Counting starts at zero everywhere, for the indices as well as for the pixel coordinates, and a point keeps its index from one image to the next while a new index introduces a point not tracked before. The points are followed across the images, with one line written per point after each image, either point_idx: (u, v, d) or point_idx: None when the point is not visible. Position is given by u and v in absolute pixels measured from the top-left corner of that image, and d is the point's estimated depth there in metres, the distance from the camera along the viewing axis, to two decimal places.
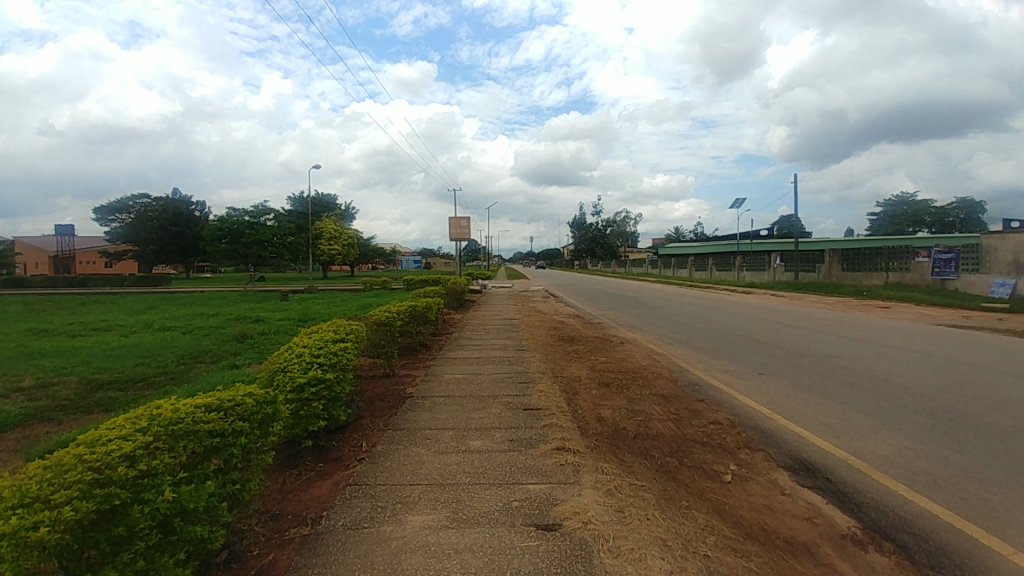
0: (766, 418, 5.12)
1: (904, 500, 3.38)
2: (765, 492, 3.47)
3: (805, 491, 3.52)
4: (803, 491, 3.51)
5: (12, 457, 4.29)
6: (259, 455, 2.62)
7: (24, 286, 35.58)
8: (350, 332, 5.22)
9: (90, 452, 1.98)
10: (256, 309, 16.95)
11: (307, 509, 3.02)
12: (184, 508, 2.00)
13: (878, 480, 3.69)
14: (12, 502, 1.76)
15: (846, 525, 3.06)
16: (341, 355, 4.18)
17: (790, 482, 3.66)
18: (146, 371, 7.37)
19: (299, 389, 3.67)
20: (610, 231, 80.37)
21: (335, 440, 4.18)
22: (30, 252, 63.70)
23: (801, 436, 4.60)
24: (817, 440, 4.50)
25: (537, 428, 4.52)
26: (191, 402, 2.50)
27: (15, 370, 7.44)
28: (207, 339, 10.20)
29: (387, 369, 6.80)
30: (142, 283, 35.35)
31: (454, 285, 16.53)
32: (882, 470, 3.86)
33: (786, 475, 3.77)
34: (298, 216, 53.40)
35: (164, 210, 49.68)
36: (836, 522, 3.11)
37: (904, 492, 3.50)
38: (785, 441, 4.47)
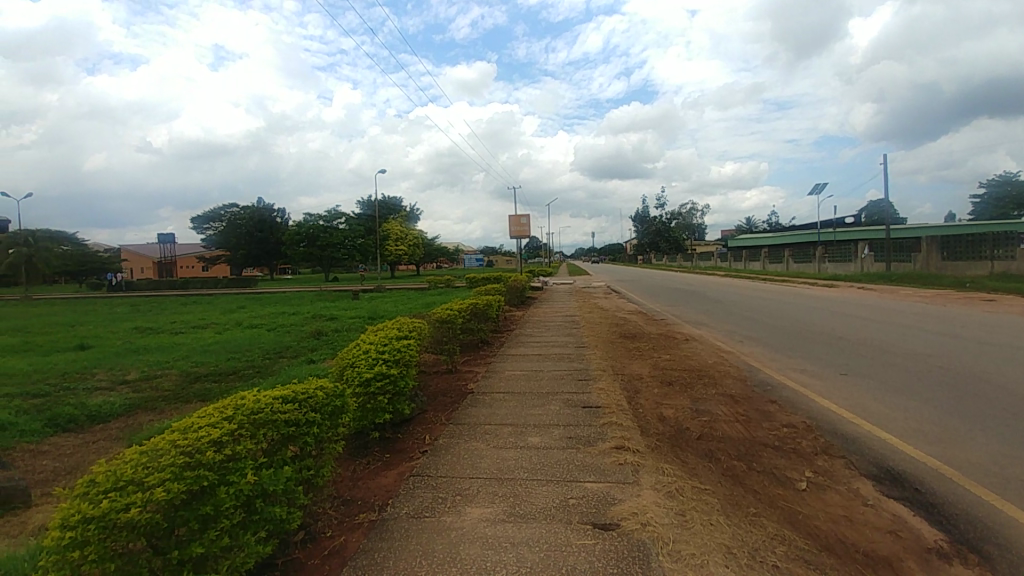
0: (845, 421, 4.75)
1: (994, 511, 3.04)
2: (842, 501, 3.23)
3: (889, 502, 3.22)
4: (886, 502, 3.22)
5: (119, 443, 4.92)
6: (331, 444, 2.85)
7: (135, 288, 40.46)
8: (414, 329, 5.43)
9: (182, 439, 2.22)
10: (331, 308, 18.11)
11: (375, 496, 3.22)
12: (265, 490, 2.22)
13: (966, 489, 3.32)
14: (110, 484, 1.95)
15: (931, 537, 2.79)
16: (405, 352, 4.39)
17: (871, 491, 3.38)
18: (236, 364, 8.14)
19: (366, 383, 3.87)
20: (675, 225, 77.80)
21: (400, 432, 4.39)
22: (141, 259, 71.67)
23: (883, 442, 4.22)
24: (901, 446, 4.11)
25: (596, 426, 4.48)
26: (270, 394, 2.74)
27: (126, 364, 8.49)
28: (288, 335, 11.10)
29: (449, 365, 7.03)
30: (233, 285, 38.98)
31: (516, 283, 16.77)
32: (972, 478, 3.47)
33: (867, 484, 3.48)
34: (367, 220, 56.48)
35: (251, 217, 54.22)
36: (922, 534, 2.83)
37: (995, 502, 3.14)
38: (865, 447, 4.12)
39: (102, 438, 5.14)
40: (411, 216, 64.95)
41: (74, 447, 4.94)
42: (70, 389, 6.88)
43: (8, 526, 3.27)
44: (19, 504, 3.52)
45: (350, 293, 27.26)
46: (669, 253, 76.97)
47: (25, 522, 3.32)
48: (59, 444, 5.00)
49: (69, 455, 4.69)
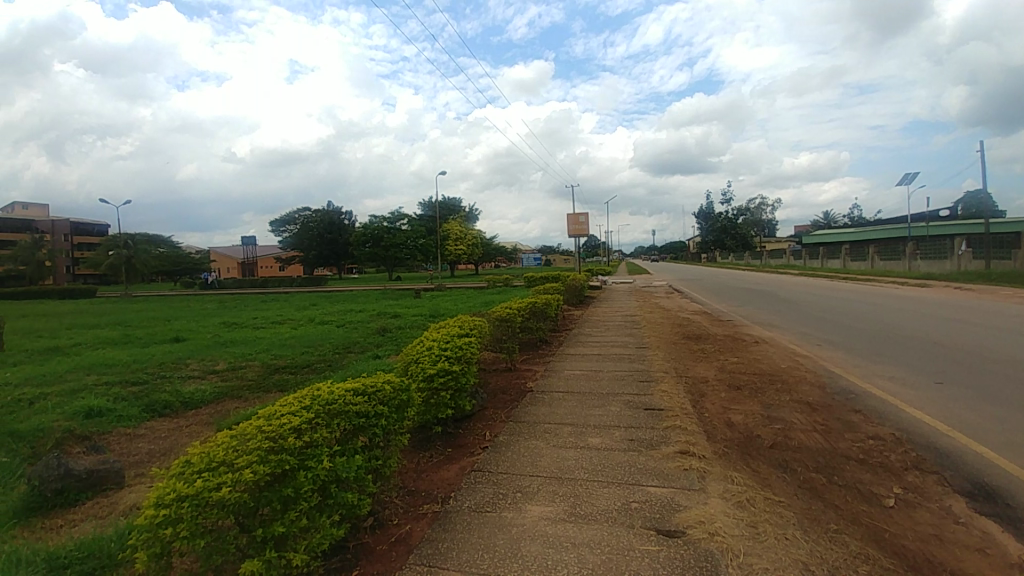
0: (935, 432, 4.33)
1: None
2: (931, 518, 2.95)
3: (983, 521, 2.93)
4: (980, 521, 2.93)
5: (210, 427, 5.41)
6: (397, 436, 2.97)
7: (221, 286, 44.31)
8: (475, 327, 5.54)
9: (266, 425, 2.40)
10: (395, 306, 18.84)
11: (438, 488, 3.31)
12: (339, 476, 2.36)
13: None
14: (204, 464, 2.13)
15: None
16: (466, 349, 4.49)
17: (962, 508, 3.08)
18: (310, 357, 8.70)
19: (430, 379, 3.99)
20: (743, 221, 73.83)
21: (461, 427, 4.48)
22: (228, 260, 78.34)
23: (981, 457, 3.80)
24: (1001, 462, 3.69)
25: (659, 428, 4.35)
26: (343, 386, 2.90)
27: (216, 355, 9.33)
28: (356, 332, 11.70)
29: (509, 363, 7.10)
30: (305, 283, 41.61)
31: (574, 281, 16.65)
32: None
33: (958, 501, 3.17)
34: (428, 221, 58.31)
35: (322, 220, 57.59)
36: (1009, 551, 2.63)
37: None
38: (959, 462, 3.74)
39: (193, 423, 5.65)
40: (470, 216, 66.06)
41: (168, 431, 5.46)
42: (170, 377, 7.68)
43: (98, 507, 3.43)
44: (112, 485, 3.74)
45: (412, 292, 28.24)
46: (736, 250, 73.09)
47: (115, 502, 3.49)
48: (156, 428, 5.56)
49: (163, 438, 5.18)
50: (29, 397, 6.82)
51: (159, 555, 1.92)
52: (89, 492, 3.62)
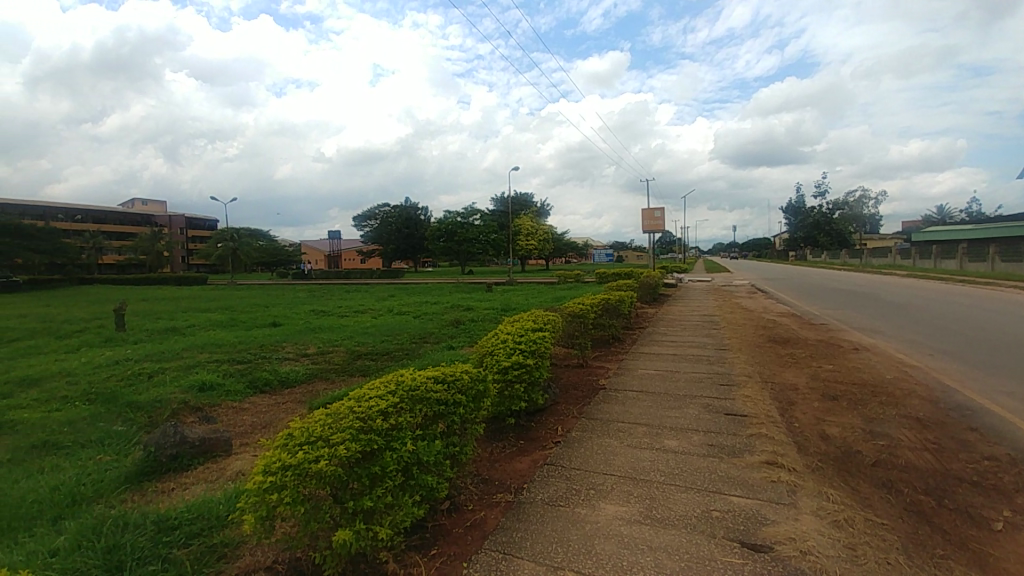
0: None
1: None
2: None
3: None
4: None
5: (302, 406, 5.90)
6: (473, 425, 3.07)
7: (311, 276, 48.05)
8: (548, 322, 5.55)
9: (357, 406, 2.57)
10: (468, 299, 19.36)
11: (512, 479, 3.36)
12: (420, 459, 2.48)
13: None
14: (303, 438, 2.32)
15: None
16: (540, 344, 4.52)
17: None
18: (390, 345, 9.20)
19: (504, 371, 4.06)
20: (839, 216, 67.42)
21: (534, 421, 4.52)
22: (317, 253, 84.70)
23: None
24: None
25: (742, 436, 4.10)
26: (424, 373, 3.03)
27: (307, 340, 10.15)
28: (432, 323, 12.19)
29: (580, 360, 7.03)
30: (384, 276, 44.00)
31: (648, 278, 16.14)
32: None
33: None
34: (500, 216, 59.21)
35: (400, 216, 60.39)
36: None
37: None
38: None
39: (288, 400, 6.19)
40: (541, 211, 66.01)
41: (268, 406, 6.03)
42: (270, 358, 8.47)
43: (207, 472, 3.82)
44: (221, 453, 4.17)
45: (484, 286, 28.85)
46: (830, 248, 66.93)
47: (223, 468, 3.88)
48: (257, 403, 6.15)
49: (264, 413, 5.73)
50: (154, 370, 7.82)
51: (264, 518, 2.11)
52: (201, 458, 4.05)
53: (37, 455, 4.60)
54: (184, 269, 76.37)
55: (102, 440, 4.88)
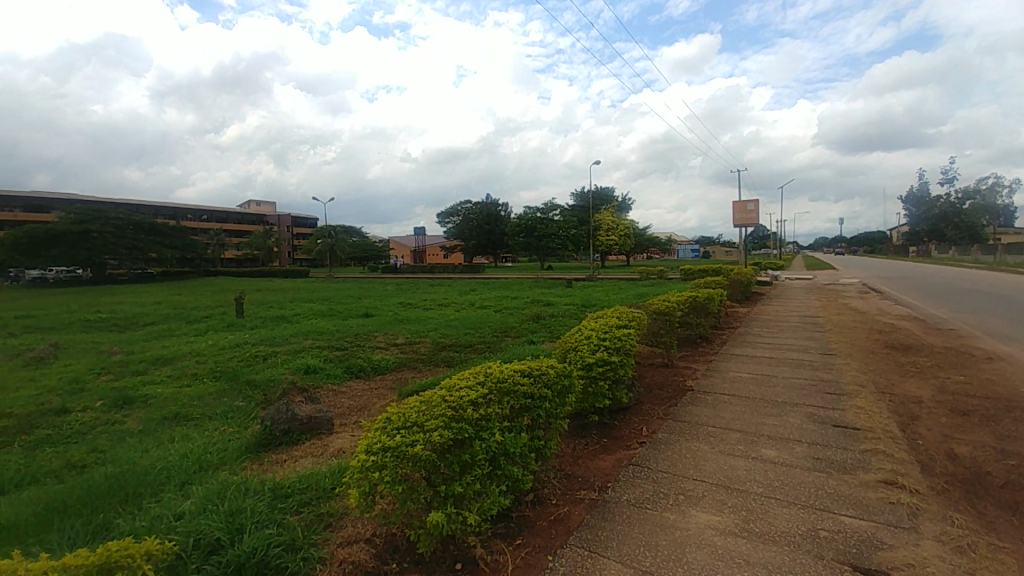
0: None
1: None
2: None
3: None
4: None
5: (393, 392, 6.29)
6: (557, 420, 3.08)
7: (398, 270, 50.92)
8: (633, 319, 5.40)
9: (449, 395, 2.67)
10: (548, 295, 19.37)
11: (596, 476, 3.32)
12: (507, 450, 2.53)
13: None
14: (401, 422, 2.46)
15: None
16: (625, 341, 4.42)
17: None
18: (472, 338, 9.50)
19: (588, 367, 4.01)
20: (974, 206, 58.42)
21: (617, 420, 4.43)
22: (403, 248, 89.72)
23: None
24: None
25: (852, 450, 3.71)
26: (511, 366, 3.09)
27: (396, 330, 10.78)
28: (512, 317, 12.40)
29: (665, 359, 6.76)
30: (465, 271, 45.48)
31: (740, 275, 15.13)
32: None
33: None
34: (579, 211, 58.58)
35: (481, 212, 61.87)
36: None
37: None
38: None
39: (381, 386, 6.63)
40: (623, 206, 64.02)
41: (362, 390, 6.51)
42: (364, 346, 9.12)
43: (313, 447, 4.20)
44: (324, 430, 4.56)
45: (564, 282, 28.67)
46: (961, 243, 58.25)
47: (326, 444, 4.25)
48: (353, 387, 6.65)
49: (359, 396, 6.19)
50: (265, 353, 8.74)
51: (367, 494, 2.27)
52: (308, 434, 4.46)
53: (172, 425, 5.34)
54: (289, 263, 84.30)
55: (224, 414, 5.53)
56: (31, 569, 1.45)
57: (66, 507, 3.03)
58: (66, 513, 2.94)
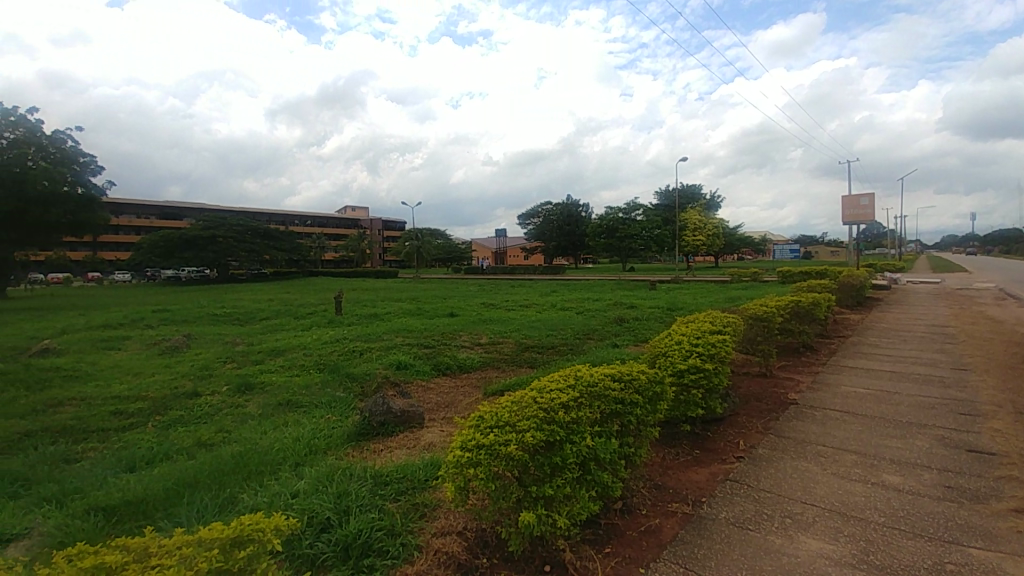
0: None
1: None
2: None
3: None
4: None
5: (479, 390, 6.48)
6: (648, 428, 2.98)
7: (480, 271, 52.32)
8: (728, 325, 5.08)
9: (539, 397, 2.69)
10: (632, 297, 18.82)
11: (689, 489, 3.17)
12: (597, 456, 2.49)
13: None
14: (493, 421, 2.53)
15: None
16: (719, 347, 4.18)
17: None
18: (554, 340, 9.50)
19: (680, 374, 3.84)
20: None
21: (712, 430, 4.19)
22: (485, 250, 92.10)
23: None
24: None
25: (996, 480, 3.20)
26: (601, 370, 3.06)
27: (480, 330, 11.09)
28: (595, 319, 12.21)
29: (764, 368, 6.27)
30: (545, 272, 45.59)
31: (851, 278, 13.65)
32: None
33: None
34: (664, 210, 56.28)
35: (561, 214, 61.77)
36: None
37: None
38: None
39: (467, 384, 6.86)
40: (712, 204, 60.42)
41: (450, 387, 6.78)
42: (451, 344, 9.49)
43: (406, 439, 4.44)
44: (415, 424, 4.81)
45: (648, 284, 27.74)
46: None
47: (417, 438, 4.47)
48: (441, 383, 6.95)
49: (447, 393, 6.45)
50: (363, 349, 9.42)
51: (462, 489, 2.35)
52: (402, 426, 4.73)
53: (284, 411, 5.93)
54: (380, 264, 89.92)
55: (328, 403, 6.04)
56: (162, 545, 1.59)
57: (196, 483, 3.44)
58: (196, 489, 3.34)
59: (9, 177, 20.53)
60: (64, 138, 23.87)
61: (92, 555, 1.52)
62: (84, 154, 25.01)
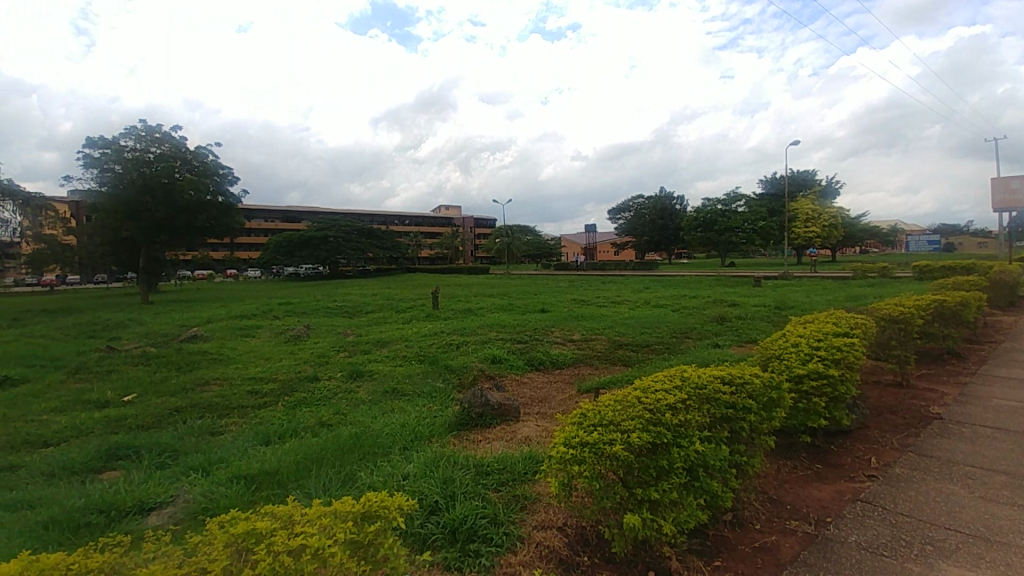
0: None
1: None
2: None
3: None
4: None
5: (572, 387, 6.45)
6: (763, 436, 2.77)
7: (569, 267, 52.03)
8: (855, 326, 4.54)
9: (644, 397, 2.62)
10: (735, 294, 17.50)
11: (810, 507, 2.88)
12: (707, 462, 2.37)
13: None
14: (596, 420, 2.50)
15: None
16: (846, 352, 3.74)
17: None
18: (649, 338, 9.16)
19: (799, 380, 3.51)
20: None
21: (835, 443, 3.77)
22: (574, 246, 91.34)
23: None
24: None
25: None
26: (709, 372, 2.89)
27: (572, 327, 11.02)
28: (693, 317, 11.55)
29: (897, 377, 5.51)
30: (637, 268, 44.09)
31: (1013, 275, 11.48)
32: None
33: None
34: (771, 199, 51.62)
35: (654, 207, 59.45)
36: None
37: None
38: None
39: (560, 380, 6.87)
40: (828, 191, 54.17)
41: (543, 382, 6.85)
42: (543, 340, 9.56)
43: (503, 432, 4.57)
44: (511, 417, 4.92)
45: (753, 280, 25.62)
46: None
47: (514, 431, 4.58)
48: (535, 378, 7.04)
49: (540, 388, 6.52)
50: (459, 342, 9.82)
51: (565, 485, 2.35)
52: (498, 418, 4.87)
53: (390, 398, 6.39)
54: (472, 260, 93.05)
55: (430, 393, 6.40)
56: (302, 514, 1.78)
57: (320, 459, 3.83)
58: (320, 465, 3.72)
59: (159, 187, 23.81)
60: (203, 153, 27.43)
61: (247, 518, 1.75)
62: (221, 165, 28.42)
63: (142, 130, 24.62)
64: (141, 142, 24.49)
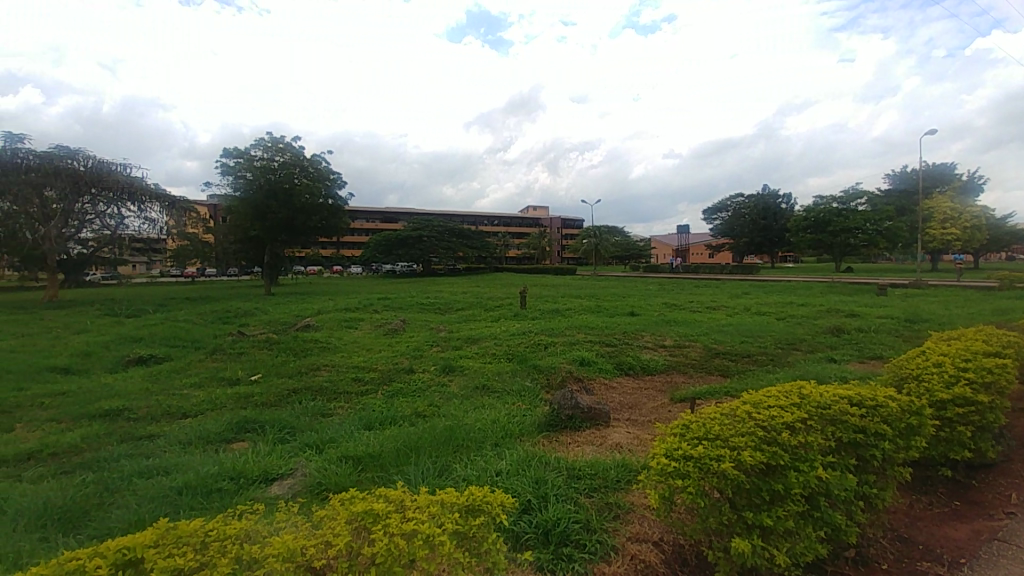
0: None
1: None
2: None
3: None
4: None
5: (665, 394, 6.20)
6: (897, 467, 2.43)
7: (659, 270, 49.97)
8: (1012, 345, 3.85)
9: (756, 412, 2.42)
10: (854, 303, 15.59)
11: (952, 551, 2.47)
12: (830, 491, 2.13)
13: None
14: (701, 433, 2.36)
15: None
16: (1004, 376, 3.18)
17: None
18: (750, 347, 8.49)
19: (941, 405, 3.05)
20: None
21: (984, 479, 3.21)
22: (665, 247, 87.52)
23: None
24: None
25: None
26: (833, 391, 2.61)
27: (663, 332, 10.57)
28: (802, 327, 10.51)
29: None
30: (736, 271, 41.11)
31: None
32: None
33: None
34: (900, 197, 45.42)
35: (756, 206, 54.98)
36: None
37: None
38: None
39: (651, 387, 6.62)
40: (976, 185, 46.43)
41: (633, 387, 6.64)
42: (632, 344, 9.28)
43: (594, 435, 4.50)
44: (601, 422, 4.83)
45: (874, 288, 22.75)
46: None
47: (605, 436, 4.48)
48: (624, 383, 6.85)
49: (630, 394, 6.33)
50: (546, 342, 9.85)
51: (665, 498, 2.24)
52: (588, 421, 4.81)
53: (480, 394, 6.57)
54: (559, 261, 92.94)
55: (518, 392, 6.49)
56: (413, 500, 1.88)
57: (418, 447, 4.05)
58: (418, 453, 3.93)
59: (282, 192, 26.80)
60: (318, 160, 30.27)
61: (363, 499, 1.89)
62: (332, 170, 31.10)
63: (269, 141, 27.62)
64: (268, 152, 27.48)
